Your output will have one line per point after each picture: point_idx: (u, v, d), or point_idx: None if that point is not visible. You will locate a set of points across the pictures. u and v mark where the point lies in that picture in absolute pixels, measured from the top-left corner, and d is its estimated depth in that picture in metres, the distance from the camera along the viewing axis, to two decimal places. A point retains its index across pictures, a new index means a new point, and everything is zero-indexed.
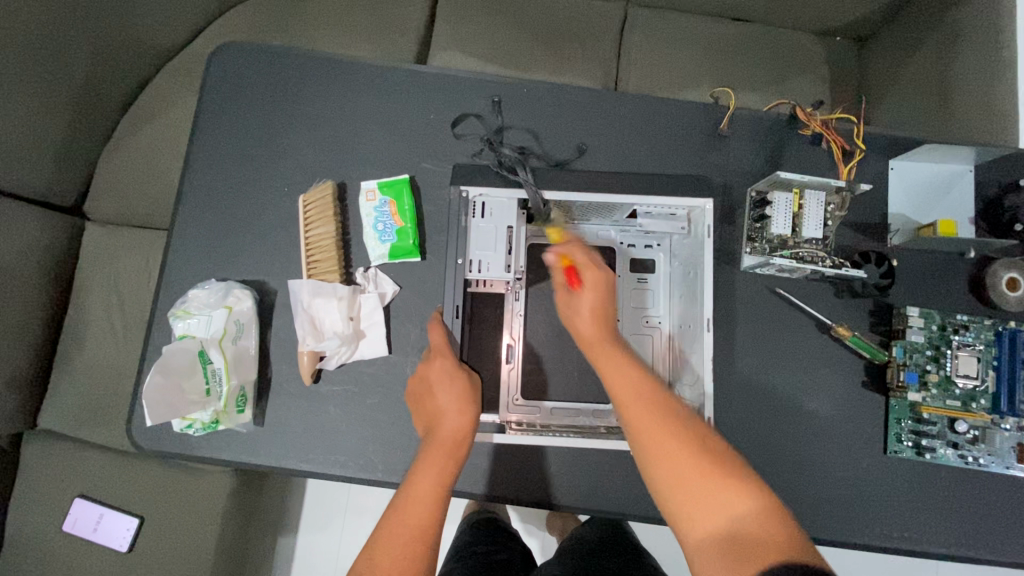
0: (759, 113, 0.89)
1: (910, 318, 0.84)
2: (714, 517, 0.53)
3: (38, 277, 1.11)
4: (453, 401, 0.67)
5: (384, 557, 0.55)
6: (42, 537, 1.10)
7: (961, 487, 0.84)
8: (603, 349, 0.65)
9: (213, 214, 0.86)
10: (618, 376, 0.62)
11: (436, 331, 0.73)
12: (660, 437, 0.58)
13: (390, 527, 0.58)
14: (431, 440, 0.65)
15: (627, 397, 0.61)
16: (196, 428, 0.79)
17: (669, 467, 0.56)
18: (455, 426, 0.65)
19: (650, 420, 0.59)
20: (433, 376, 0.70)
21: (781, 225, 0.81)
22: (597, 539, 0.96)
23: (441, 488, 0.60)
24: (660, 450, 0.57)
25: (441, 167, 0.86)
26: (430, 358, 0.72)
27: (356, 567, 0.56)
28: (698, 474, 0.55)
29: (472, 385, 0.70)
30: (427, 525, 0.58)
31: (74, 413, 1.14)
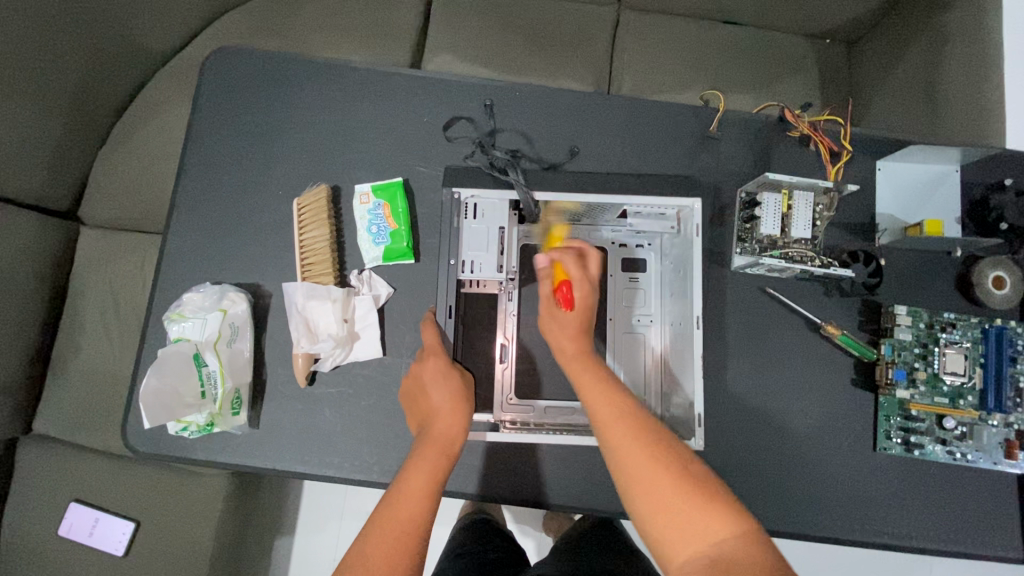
0: (748, 115, 0.90)
1: (899, 317, 0.85)
2: (695, 543, 0.52)
3: (32, 281, 1.11)
4: (446, 400, 0.68)
5: (374, 552, 0.55)
6: (38, 540, 1.10)
7: (949, 483, 0.85)
8: (584, 371, 0.66)
9: (208, 217, 0.86)
10: (597, 398, 0.63)
11: (429, 331, 0.74)
12: (638, 460, 0.57)
13: (381, 522, 0.58)
14: (423, 438, 0.66)
15: (607, 419, 0.61)
16: (191, 431, 0.79)
17: (649, 492, 0.55)
18: (449, 423, 0.66)
19: (630, 444, 0.58)
20: (426, 375, 0.71)
21: (770, 225, 0.82)
22: (592, 539, 0.96)
23: (432, 485, 0.61)
24: (639, 475, 0.57)
25: (434, 170, 0.87)
26: (423, 358, 0.73)
27: (347, 562, 0.56)
28: (678, 499, 0.54)
29: (464, 384, 0.71)
30: (417, 521, 0.58)
31: (69, 418, 1.14)
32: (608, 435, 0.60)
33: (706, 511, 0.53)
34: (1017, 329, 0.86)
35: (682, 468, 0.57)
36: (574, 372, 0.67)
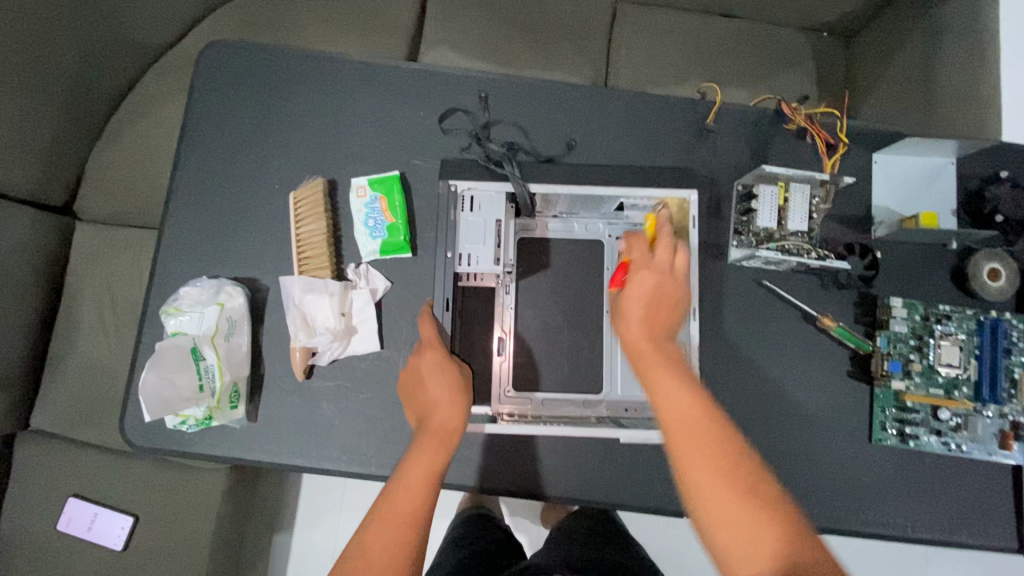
0: (745, 108, 0.90)
1: (893, 309, 0.85)
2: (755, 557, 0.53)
3: (28, 276, 1.11)
4: (443, 392, 0.68)
5: (374, 543, 0.58)
6: (37, 535, 1.11)
7: (944, 474, 0.86)
8: (650, 366, 0.66)
9: (203, 212, 0.86)
10: (668, 396, 0.63)
11: (426, 324, 0.73)
12: (705, 464, 0.58)
13: (381, 514, 0.60)
14: (421, 430, 0.66)
15: (676, 418, 0.62)
16: (189, 425, 0.79)
17: (716, 501, 0.56)
18: (446, 417, 0.66)
19: (700, 449, 0.59)
20: (423, 368, 0.70)
21: (767, 218, 0.82)
22: (592, 531, 0.98)
23: (431, 478, 0.62)
24: (705, 478, 0.57)
25: (431, 163, 0.87)
26: (420, 351, 0.72)
27: (347, 552, 0.58)
28: (744, 511, 0.55)
29: (462, 376, 0.70)
30: (416, 514, 0.60)
31: (67, 413, 1.14)
32: (680, 437, 0.60)
33: (772, 528, 0.54)
34: (1012, 321, 0.86)
35: (752, 483, 0.57)
36: (644, 365, 0.67)
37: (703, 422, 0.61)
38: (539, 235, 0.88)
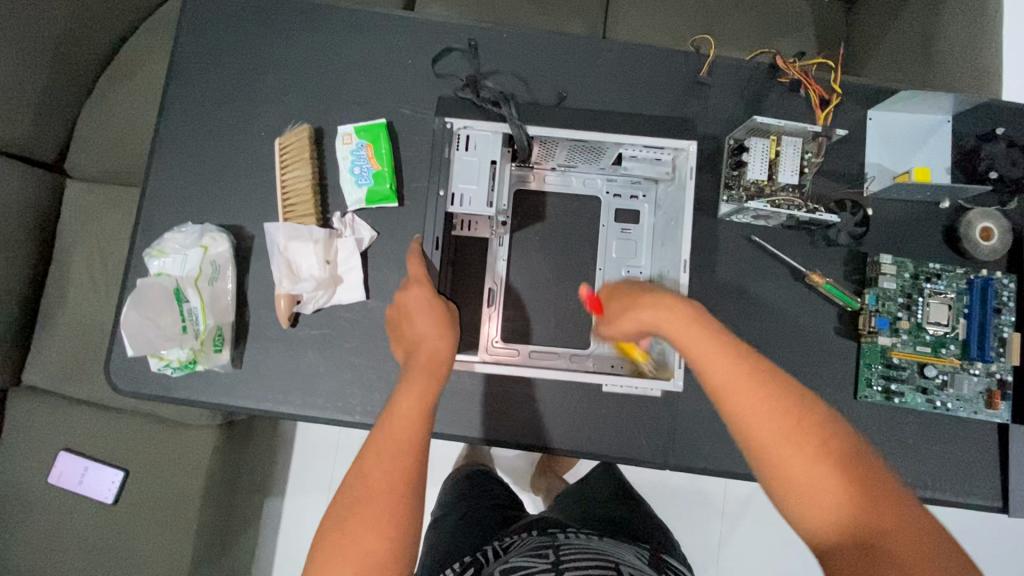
0: (741, 61, 0.88)
1: (882, 266, 0.85)
2: (835, 517, 0.51)
3: (18, 231, 1.10)
4: (430, 327, 0.67)
5: (374, 473, 0.58)
6: (31, 486, 1.12)
7: (929, 431, 0.86)
8: (685, 330, 0.60)
9: (189, 159, 0.85)
10: (709, 359, 0.58)
11: (413, 261, 0.72)
12: (767, 435, 0.54)
13: (377, 445, 0.60)
14: (411, 364, 0.66)
15: (725, 383, 0.57)
16: (173, 368, 0.78)
17: (788, 466, 0.53)
18: (433, 349, 0.66)
19: (763, 415, 0.55)
20: (410, 304, 0.69)
21: (756, 170, 0.82)
22: (597, 492, 1.03)
23: (426, 408, 0.62)
24: (771, 447, 0.54)
25: (419, 112, 0.85)
26: (406, 287, 0.71)
27: (346, 483, 0.59)
28: (826, 472, 0.52)
29: (449, 312, 0.70)
30: (413, 443, 0.60)
31: (56, 367, 1.14)
32: (736, 402, 0.56)
33: (847, 488, 0.52)
34: (1003, 280, 0.85)
35: (825, 443, 0.53)
36: (676, 330, 0.61)
37: (765, 385, 0.56)
38: (535, 187, 0.87)
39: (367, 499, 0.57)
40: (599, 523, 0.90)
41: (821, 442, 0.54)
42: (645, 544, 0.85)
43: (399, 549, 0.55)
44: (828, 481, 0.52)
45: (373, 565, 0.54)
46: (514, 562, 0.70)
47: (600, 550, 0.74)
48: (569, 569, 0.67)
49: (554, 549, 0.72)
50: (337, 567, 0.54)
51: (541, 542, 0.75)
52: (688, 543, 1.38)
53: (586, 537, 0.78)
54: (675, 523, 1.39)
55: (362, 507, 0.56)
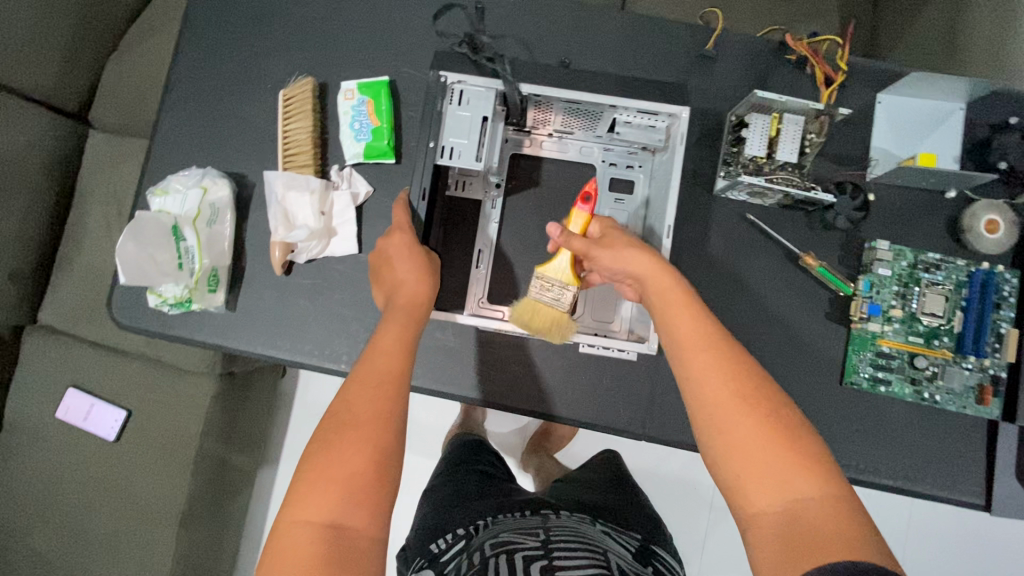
0: (748, 36, 0.87)
1: (878, 252, 0.84)
2: (773, 495, 0.56)
3: (40, 174, 1.14)
4: (411, 272, 0.73)
5: (357, 400, 0.61)
6: (40, 419, 1.17)
7: (915, 423, 0.84)
8: (668, 301, 0.68)
9: (199, 108, 0.88)
10: (685, 330, 0.66)
11: (398, 209, 0.77)
12: (724, 402, 0.61)
13: (360, 376, 0.63)
14: (391, 306, 0.72)
15: (695, 351, 0.64)
16: (169, 305, 0.82)
17: (737, 440, 0.59)
18: (412, 291, 0.72)
19: (721, 389, 0.62)
20: (391, 250, 0.75)
21: (755, 148, 0.81)
22: (593, 480, 1.01)
23: (405, 347, 0.67)
24: (725, 414, 0.61)
25: (421, 72, 0.86)
26: (389, 234, 0.77)
27: (330, 411, 0.61)
28: (772, 453, 0.58)
29: (428, 260, 0.75)
30: (394, 374, 0.64)
31: (70, 307, 1.18)
32: (698, 373, 0.63)
33: (789, 464, 0.57)
34: (1006, 275, 0.83)
35: (777, 424, 0.59)
36: (661, 308, 0.68)
37: (734, 371, 0.62)
38: (530, 152, 0.88)
39: (353, 424, 0.59)
40: (590, 506, 0.88)
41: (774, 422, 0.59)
42: (637, 533, 0.83)
43: (383, 469, 0.58)
44: (771, 462, 0.57)
45: (359, 482, 0.56)
46: (504, 537, 0.70)
47: (589, 537, 0.73)
48: (558, 550, 0.67)
49: (544, 530, 0.72)
50: (323, 486, 0.55)
51: (533, 522, 0.75)
52: (673, 531, 1.38)
53: (577, 522, 0.77)
54: (661, 510, 1.39)
55: (348, 429, 0.59)
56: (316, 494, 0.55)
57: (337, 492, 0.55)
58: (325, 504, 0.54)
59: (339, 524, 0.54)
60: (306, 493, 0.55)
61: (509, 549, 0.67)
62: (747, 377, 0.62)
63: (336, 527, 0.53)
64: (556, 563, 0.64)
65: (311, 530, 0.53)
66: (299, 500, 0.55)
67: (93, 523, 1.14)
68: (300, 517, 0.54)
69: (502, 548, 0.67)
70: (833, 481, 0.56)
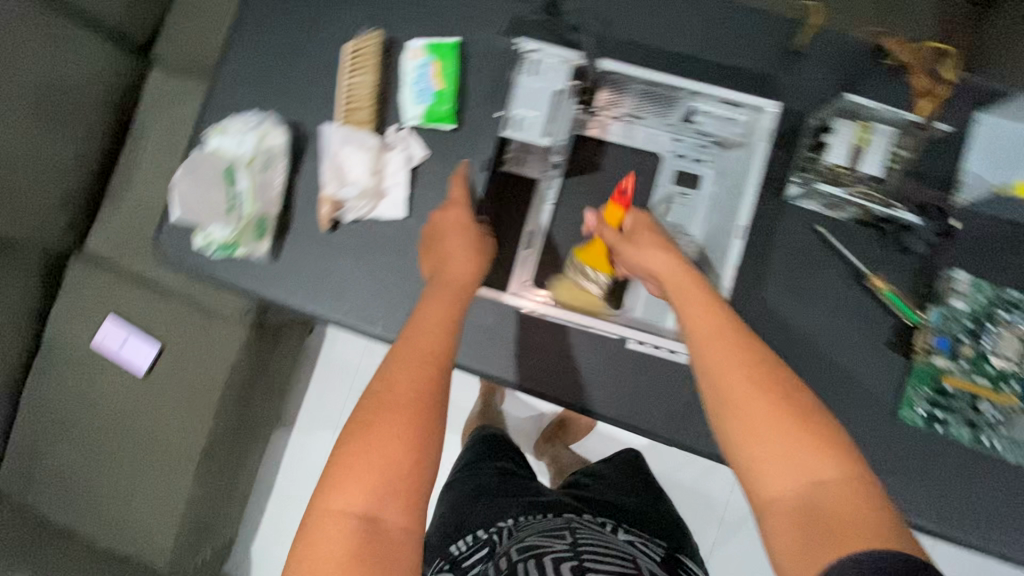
0: (844, 35, 0.81)
1: (954, 284, 0.78)
2: (792, 483, 0.54)
3: (100, 103, 1.15)
4: (462, 250, 0.72)
5: (399, 380, 0.59)
6: (75, 345, 1.18)
7: (971, 469, 0.79)
8: (681, 286, 0.66)
9: (263, 52, 0.86)
10: (697, 316, 0.63)
11: (457, 183, 0.78)
12: (738, 386, 0.58)
13: (402, 354, 0.61)
14: (435, 284, 0.70)
15: (707, 337, 0.61)
16: (215, 248, 0.82)
17: (755, 424, 0.56)
18: (459, 272, 0.70)
19: (738, 372, 0.58)
20: (445, 225, 0.76)
21: (837, 154, 0.76)
22: (615, 475, 0.99)
23: (448, 326, 0.64)
24: (742, 399, 0.57)
25: (492, 38, 0.83)
26: (445, 208, 0.77)
27: (369, 391, 0.59)
28: (790, 436, 0.55)
29: (482, 241, 0.75)
30: (436, 356, 0.61)
31: (116, 239, 1.20)
32: (715, 355, 0.60)
33: (808, 448, 0.54)
34: None
35: (795, 408, 0.56)
36: (675, 294, 0.66)
37: (749, 355, 0.59)
38: (594, 135, 0.83)
39: (393, 407, 0.57)
40: (612, 508, 0.86)
41: (791, 406, 0.56)
42: (661, 540, 0.82)
43: (421, 459, 0.56)
44: (790, 444, 0.55)
45: (396, 475, 0.54)
46: (530, 541, 0.69)
47: (616, 543, 0.72)
48: (587, 553, 0.66)
49: (570, 532, 0.71)
50: (357, 476, 0.54)
51: (557, 524, 0.74)
52: None
53: (601, 528, 0.76)
54: None
55: (386, 413, 0.57)
56: (353, 483, 0.54)
57: (374, 481, 0.54)
58: (362, 494, 0.54)
59: (374, 516, 0.53)
60: (341, 482, 0.54)
61: (537, 553, 0.66)
62: (762, 357, 0.59)
63: (372, 519, 0.53)
64: (586, 564, 0.64)
65: (346, 520, 0.53)
66: (336, 488, 0.54)
67: (117, 450, 1.17)
68: (337, 507, 0.53)
69: (530, 552, 0.67)
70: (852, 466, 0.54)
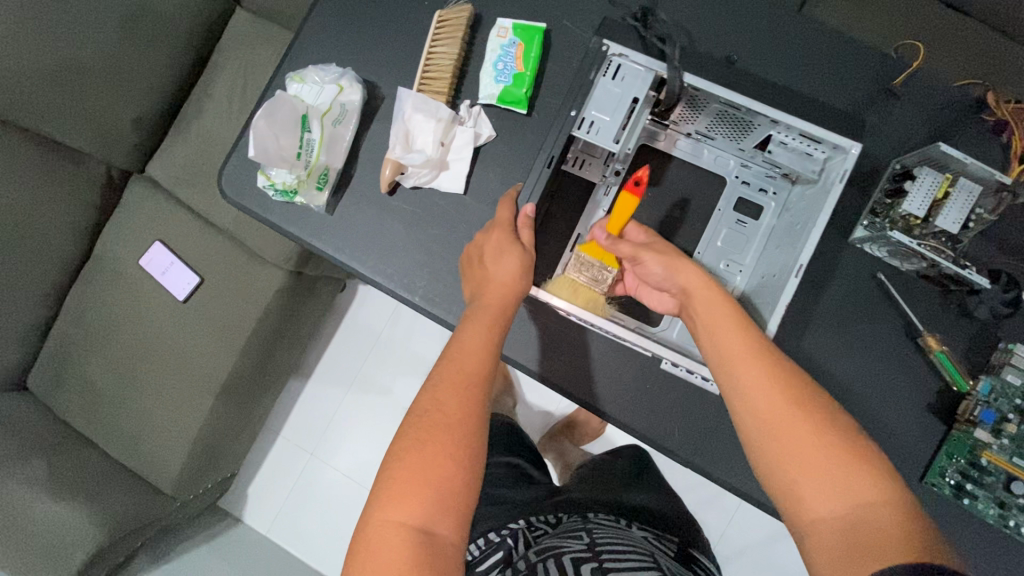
0: (944, 84, 0.78)
1: (1015, 356, 0.74)
2: (830, 501, 0.52)
3: (184, 34, 1.17)
4: (506, 271, 0.69)
5: (445, 398, 0.59)
6: (124, 261, 1.22)
7: (995, 547, 0.75)
8: (705, 302, 0.65)
9: (353, 8, 0.87)
10: (723, 334, 0.62)
11: (504, 207, 0.74)
12: (768, 403, 0.57)
13: (445, 376, 0.61)
14: (477, 304, 0.68)
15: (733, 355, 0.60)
16: (275, 190, 0.84)
17: (787, 446, 0.55)
18: (501, 294, 0.68)
19: (765, 391, 0.57)
20: (488, 248, 0.72)
21: (915, 205, 0.73)
22: (619, 467, 1.01)
23: (491, 346, 0.64)
24: (775, 419, 0.56)
25: (580, 30, 0.82)
26: (489, 230, 0.74)
27: (419, 407, 0.59)
28: (825, 457, 0.53)
29: (527, 256, 0.71)
30: (479, 375, 0.62)
31: (175, 167, 1.21)
32: (747, 377, 0.58)
33: (843, 463, 0.53)
34: None
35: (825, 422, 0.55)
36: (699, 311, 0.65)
37: (775, 372, 0.58)
38: (662, 148, 0.83)
39: (442, 424, 0.58)
40: (624, 505, 0.86)
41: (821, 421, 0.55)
42: (673, 535, 0.83)
43: (467, 475, 0.56)
44: (825, 464, 0.53)
45: (450, 488, 0.54)
46: (549, 543, 0.71)
47: (634, 542, 0.72)
48: (605, 553, 0.67)
49: (587, 533, 0.72)
50: (409, 490, 0.54)
51: (574, 526, 0.75)
52: None
53: (616, 526, 0.77)
54: None
55: (437, 430, 0.57)
56: (410, 495, 0.54)
57: (428, 495, 0.54)
58: (418, 508, 0.53)
59: (429, 529, 0.53)
60: (392, 497, 0.54)
61: (555, 552, 0.68)
62: (792, 378, 0.58)
63: (425, 531, 0.53)
64: (605, 565, 0.64)
65: (404, 532, 0.52)
66: (391, 498, 0.54)
67: (145, 369, 1.20)
68: (393, 518, 0.53)
69: (550, 552, 0.68)
70: (890, 481, 0.52)
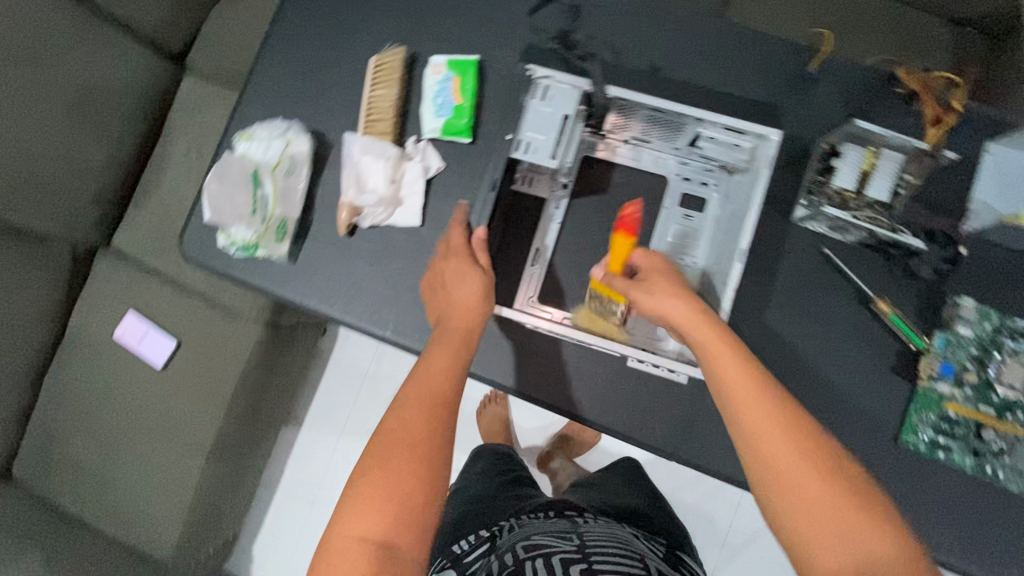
0: (855, 64, 0.83)
1: (961, 310, 0.79)
2: (828, 525, 0.57)
3: (134, 107, 1.19)
4: (465, 296, 0.72)
5: (409, 416, 0.62)
6: (99, 335, 1.22)
7: (978, 496, 0.77)
8: (707, 336, 0.66)
9: (292, 64, 0.90)
10: (725, 368, 0.64)
11: (455, 232, 0.76)
12: (768, 436, 0.60)
13: (411, 396, 0.64)
14: (442, 329, 0.71)
15: (737, 387, 0.62)
16: (237, 248, 0.86)
17: (786, 477, 0.59)
18: (462, 318, 0.71)
19: (763, 423, 0.60)
20: (448, 274, 0.74)
21: (846, 178, 0.79)
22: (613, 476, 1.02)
23: (456, 368, 0.66)
24: (773, 450, 0.60)
25: (510, 58, 0.86)
26: (444, 257, 0.76)
27: (385, 427, 0.62)
28: (814, 482, 0.58)
29: (484, 279, 0.74)
30: (444, 396, 0.64)
31: (141, 236, 1.22)
32: (752, 415, 0.61)
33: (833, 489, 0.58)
34: None
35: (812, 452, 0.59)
36: (699, 342, 0.67)
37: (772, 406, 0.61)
38: (602, 156, 0.86)
39: (409, 442, 0.60)
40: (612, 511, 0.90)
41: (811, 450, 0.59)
42: (661, 537, 0.86)
43: (430, 490, 0.58)
44: (818, 491, 0.58)
45: (410, 502, 0.57)
46: (536, 540, 0.71)
47: (622, 540, 0.74)
48: (594, 555, 0.68)
49: (578, 534, 0.73)
50: (374, 507, 0.56)
51: (562, 526, 0.76)
52: None
53: (605, 526, 0.79)
54: None
55: (402, 448, 0.59)
56: (370, 511, 0.56)
57: (390, 509, 0.56)
58: (381, 521, 0.56)
59: (390, 544, 0.55)
60: (355, 512, 0.56)
61: (544, 552, 0.68)
62: (789, 406, 0.62)
63: (384, 545, 0.55)
64: (594, 567, 0.66)
65: (366, 547, 0.55)
66: (353, 515, 0.56)
67: (132, 440, 1.19)
68: (355, 532, 0.56)
69: (538, 551, 0.68)
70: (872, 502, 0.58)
